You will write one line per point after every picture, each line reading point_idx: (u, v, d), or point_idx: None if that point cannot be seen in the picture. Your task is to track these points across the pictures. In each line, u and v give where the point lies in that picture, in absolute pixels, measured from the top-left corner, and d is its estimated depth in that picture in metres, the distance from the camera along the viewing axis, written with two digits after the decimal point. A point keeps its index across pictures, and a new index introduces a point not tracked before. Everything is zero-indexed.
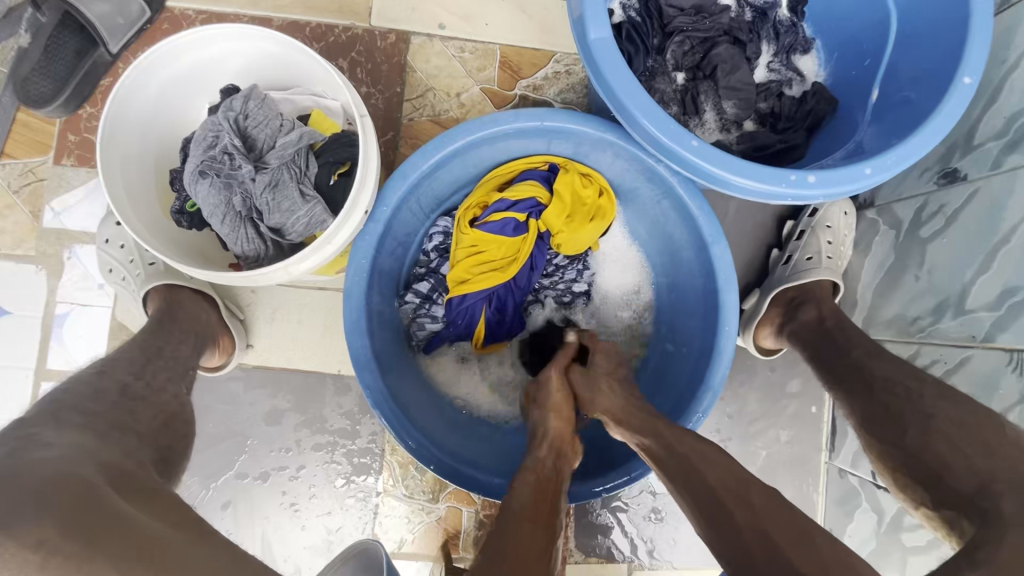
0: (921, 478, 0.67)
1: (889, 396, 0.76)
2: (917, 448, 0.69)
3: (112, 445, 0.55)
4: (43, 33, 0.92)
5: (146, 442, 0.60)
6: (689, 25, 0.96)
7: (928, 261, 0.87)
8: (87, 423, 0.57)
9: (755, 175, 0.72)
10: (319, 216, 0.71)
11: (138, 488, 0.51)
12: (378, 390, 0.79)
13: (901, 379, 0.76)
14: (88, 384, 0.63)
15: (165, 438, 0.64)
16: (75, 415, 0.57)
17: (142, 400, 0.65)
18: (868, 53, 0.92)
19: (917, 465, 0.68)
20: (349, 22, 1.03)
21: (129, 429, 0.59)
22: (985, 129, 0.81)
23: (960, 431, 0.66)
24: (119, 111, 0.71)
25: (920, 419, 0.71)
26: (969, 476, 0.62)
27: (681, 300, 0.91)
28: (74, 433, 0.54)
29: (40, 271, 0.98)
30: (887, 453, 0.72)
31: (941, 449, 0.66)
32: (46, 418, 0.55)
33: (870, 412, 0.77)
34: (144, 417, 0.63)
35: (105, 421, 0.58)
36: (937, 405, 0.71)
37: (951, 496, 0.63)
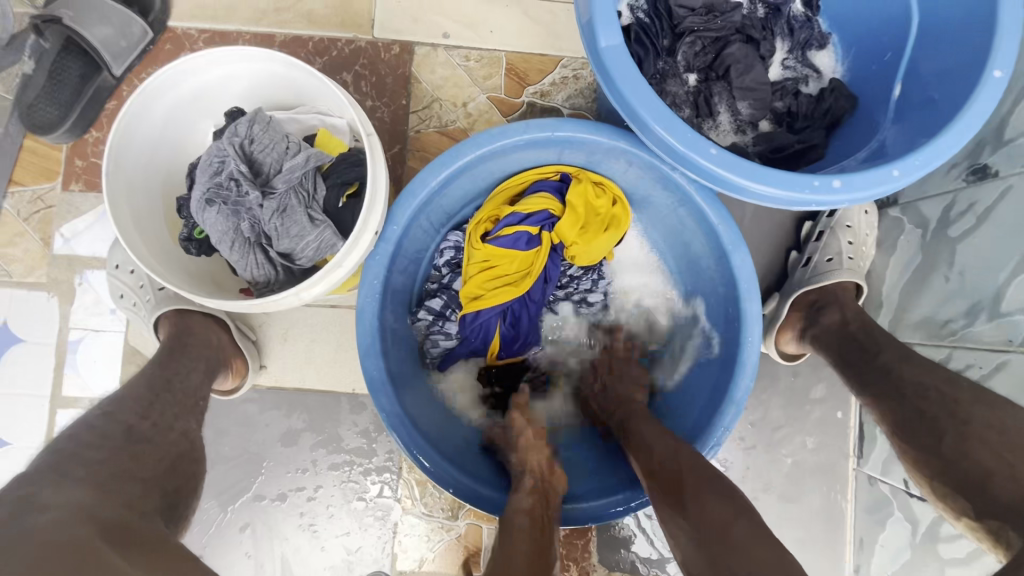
0: (960, 493, 0.64)
1: (923, 404, 0.72)
2: (956, 461, 0.66)
3: (115, 499, 0.54)
4: (46, 59, 0.92)
5: (150, 488, 0.59)
6: (701, 25, 0.93)
7: (959, 261, 0.84)
8: (87, 475, 0.55)
9: (777, 181, 0.70)
10: (329, 239, 0.69)
11: (138, 544, 0.50)
12: (395, 413, 0.78)
13: (933, 386, 0.73)
14: (92, 429, 0.62)
15: (171, 482, 0.63)
16: (76, 467, 0.56)
17: (147, 441, 0.64)
18: (888, 47, 0.89)
19: (956, 479, 0.65)
20: (352, 35, 1.01)
21: (130, 477, 0.58)
22: (1016, 123, 0.77)
23: (1002, 442, 0.63)
24: (124, 138, 0.70)
25: (957, 430, 0.68)
26: (1015, 484, 0.60)
27: (701, 309, 0.89)
28: (73, 488, 0.53)
29: (52, 298, 0.98)
30: (924, 466, 0.69)
31: (981, 462, 0.63)
32: (46, 473, 0.54)
33: (902, 423, 0.73)
34: (149, 462, 0.62)
35: (105, 472, 0.57)
36: (976, 409, 0.68)
37: (994, 511, 0.60)
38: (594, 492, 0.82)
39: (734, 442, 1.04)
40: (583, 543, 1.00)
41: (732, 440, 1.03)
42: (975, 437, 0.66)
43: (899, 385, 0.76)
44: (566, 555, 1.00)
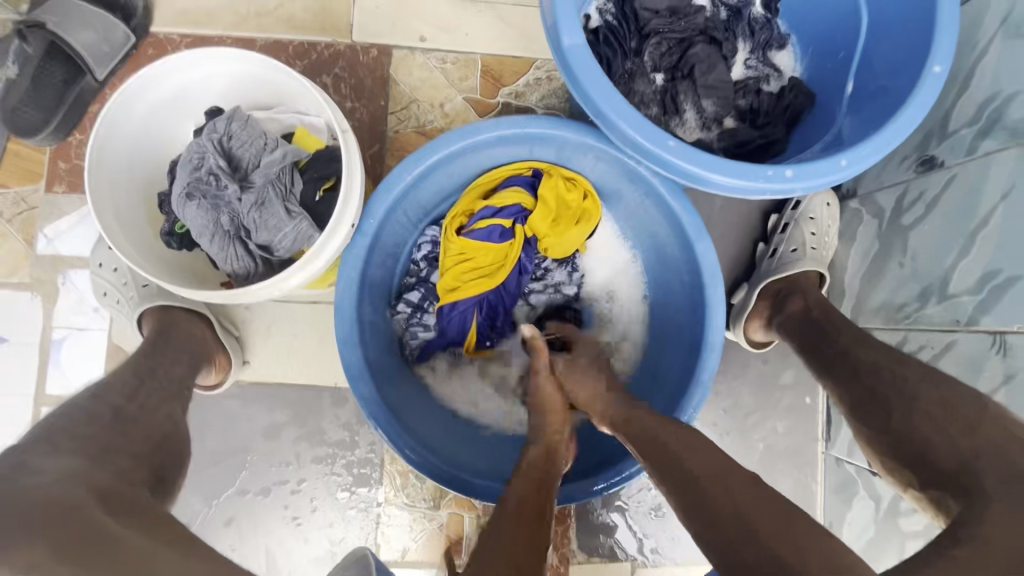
0: (907, 460, 0.68)
1: (874, 379, 0.76)
2: (904, 430, 0.69)
3: (108, 466, 0.58)
4: (31, 63, 0.94)
5: (140, 463, 0.62)
6: (665, 27, 0.98)
7: (911, 248, 0.88)
8: (78, 447, 0.59)
9: (734, 171, 0.74)
10: (306, 231, 0.72)
11: (132, 510, 0.54)
12: (373, 401, 0.81)
13: (883, 362, 0.77)
14: (82, 408, 0.65)
15: (158, 457, 0.66)
16: (67, 440, 0.59)
17: (135, 420, 0.68)
18: (841, 46, 0.94)
19: (906, 447, 0.68)
20: (331, 39, 1.04)
21: (121, 452, 0.61)
22: (958, 116, 0.82)
23: (942, 410, 0.67)
24: (106, 139, 0.72)
25: (905, 403, 0.71)
26: (950, 454, 0.63)
27: (669, 297, 0.92)
28: (66, 458, 0.56)
29: (35, 298, 0.99)
30: (877, 439, 0.73)
31: (923, 427, 0.67)
32: (41, 444, 0.58)
33: (857, 399, 0.77)
34: (136, 438, 0.65)
35: (96, 446, 0.60)
36: (922, 388, 0.71)
37: (935, 475, 0.64)
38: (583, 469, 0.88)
39: (709, 429, 1.08)
40: (562, 530, 1.03)
41: (707, 426, 1.07)
42: (919, 412, 0.69)
43: (854, 362, 0.80)
44: None
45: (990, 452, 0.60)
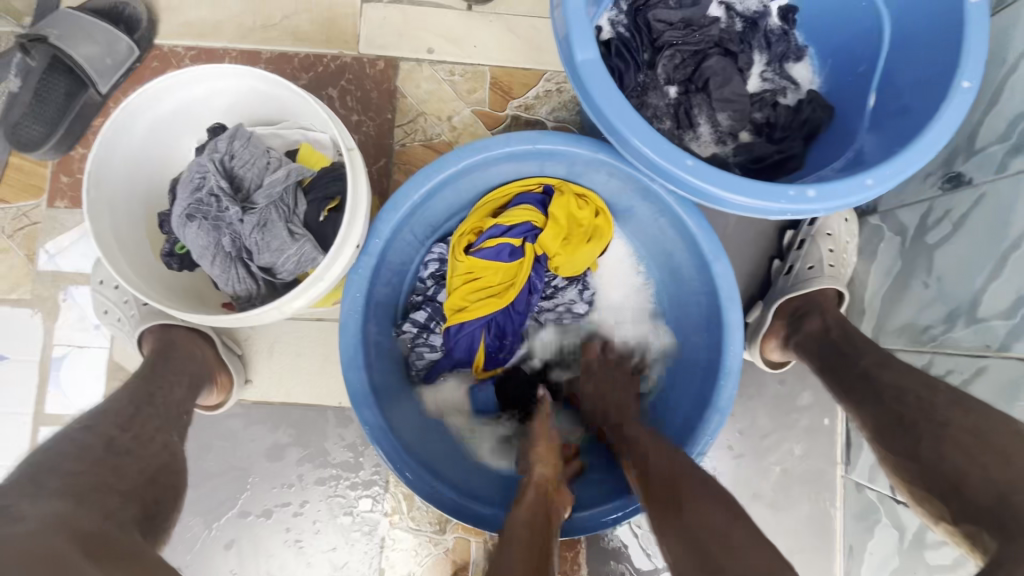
0: (938, 492, 0.63)
1: (900, 405, 0.72)
2: (934, 462, 0.65)
3: (96, 506, 0.55)
4: (32, 77, 0.93)
5: (130, 499, 0.59)
6: (679, 39, 0.95)
7: (937, 268, 0.85)
8: (63, 486, 0.55)
9: (753, 192, 0.70)
10: (310, 253, 0.69)
11: (117, 555, 0.50)
12: (378, 425, 0.78)
13: (912, 389, 0.73)
14: (72, 441, 0.62)
15: (151, 492, 0.62)
16: (53, 478, 0.56)
17: (127, 454, 0.64)
18: (862, 59, 0.91)
19: (937, 476, 0.64)
20: (337, 51, 1.03)
21: (109, 490, 0.58)
22: (987, 133, 0.79)
23: (975, 440, 0.63)
24: (105, 157, 0.70)
25: (933, 429, 0.67)
26: (986, 488, 0.59)
27: (684, 316, 0.89)
28: (48, 501, 0.53)
29: (35, 315, 0.97)
30: (903, 466, 0.69)
31: (954, 456, 0.63)
32: (23, 484, 0.54)
33: (881, 425, 0.73)
34: (128, 473, 0.62)
35: (82, 484, 0.56)
36: (953, 416, 0.67)
37: (970, 508, 0.60)
38: (599, 495, 0.82)
39: (723, 451, 1.04)
40: (572, 556, 1.00)
41: (721, 449, 1.04)
42: (949, 439, 0.65)
43: (875, 385, 0.76)
44: (554, 568, 1.00)
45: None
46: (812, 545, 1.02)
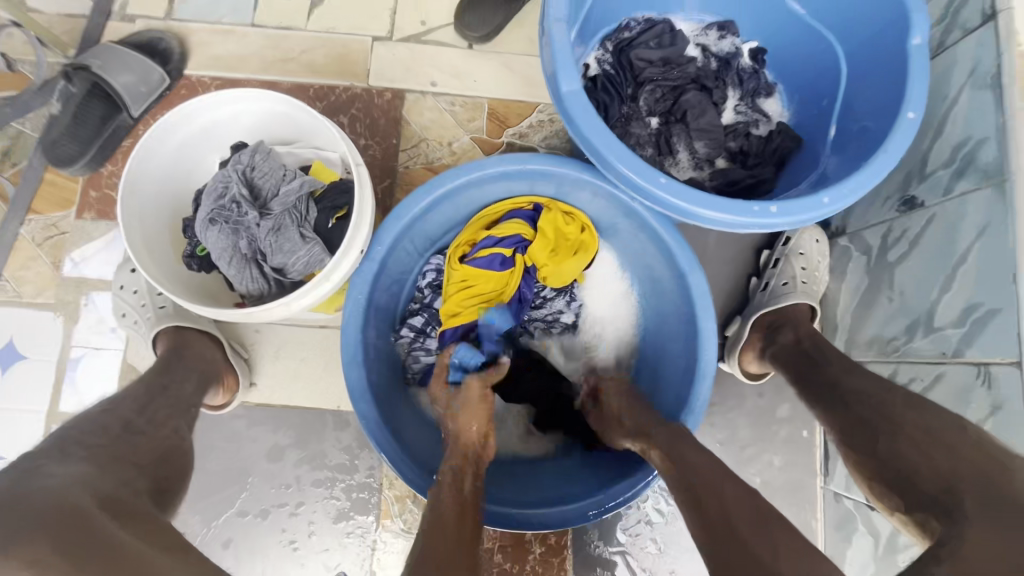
0: (887, 482, 0.67)
1: (865, 408, 0.76)
2: (888, 455, 0.69)
3: (113, 475, 0.61)
4: (72, 102, 1.03)
5: (144, 474, 0.65)
6: (659, 75, 1.05)
7: (898, 283, 0.92)
8: (88, 455, 0.62)
9: (721, 207, 0.78)
10: (318, 255, 0.76)
11: (134, 518, 0.56)
12: (373, 419, 0.82)
13: (873, 392, 0.77)
14: (91, 421, 0.68)
15: (163, 470, 0.69)
16: (78, 449, 0.63)
17: (143, 434, 0.71)
18: (824, 94, 1.01)
19: (890, 471, 0.67)
20: (349, 83, 1.13)
21: (127, 461, 0.64)
22: (936, 159, 0.86)
23: (926, 437, 0.66)
24: (139, 167, 0.78)
25: (890, 430, 0.71)
26: (932, 477, 0.62)
27: (664, 326, 0.96)
28: (74, 464, 0.59)
29: (57, 318, 1.04)
30: (862, 461, 0.72)
31: (907, 452, 0.67)
32: (53, 452, 0.61)
33: (847, 426, 0.77)
34: (144, 452, 0.68)
35: (104, 455, 0.63)
36: (906, 414, 0.71)
37: (918, 500, 0.62)
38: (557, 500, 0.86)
39: None
40: (558, 561, 1.02)
41: None
42: (903, 436, 0.69)
43: (841, 392, 0.81)
44: (542, 574, 1.02)
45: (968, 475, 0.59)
46: None
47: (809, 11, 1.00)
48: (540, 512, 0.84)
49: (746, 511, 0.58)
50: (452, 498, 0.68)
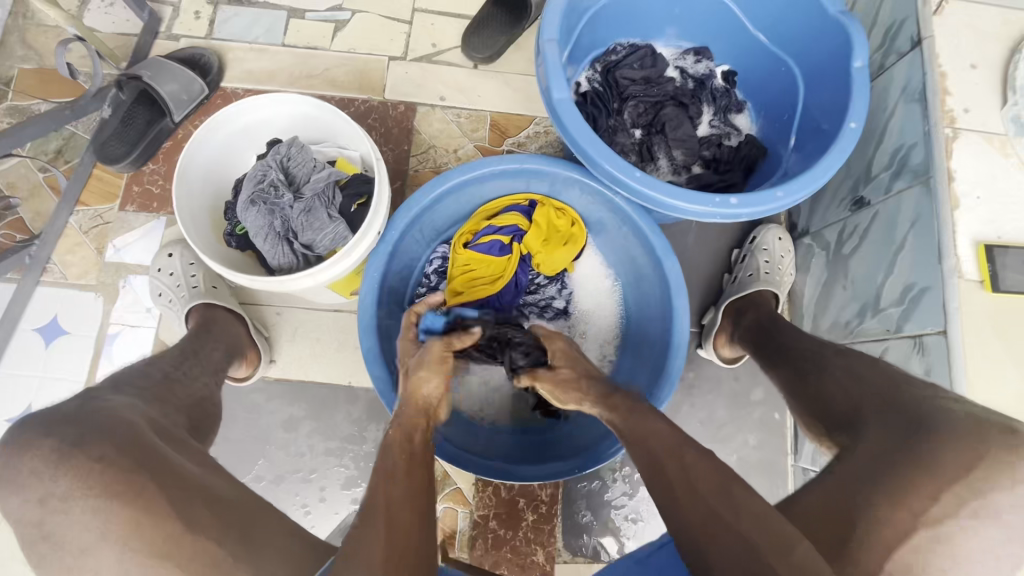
0: (827, 426, 0.77)
1: (800, 361, 0.88)
2: (813, 392, 0.81)
3: (157, 409, 0.76)
4: (122, 108, 1.17)
5: (181, 411, 0.80)
6: (641, 92, 1.19)
7: (851, 273, 1.04)
8: (137, 392, 0.77)
9: (690, 199, 0.91)
10: (342, 233, 0.88)
11: (175, 440, 0.72)
12: (385, 380, 0.93)
13: (805, 344, 0.90)
14: (137, 370, 0.83)
15: (195, 412, 0.83)
16: (128, 388, 0.77)
17: (178, 383, 0.85)
18: (786, 110, 1.15)
19: (817, 407, 0.80)
20: (367, 96, 1.27)
21: (169, 401, 0.79)
22: (879, 163, 0.99)
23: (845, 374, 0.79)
24: (190, 156, 0.90)
25: (817, 373, 0.83)
26: (845, 401, 0.76)
27: (645, 309, 1.07)
28: (126, 397, 0.75)
29: (98, 298, 1.15)
30: (801, 405, 0.83)
31: (829, 387, 0.79)
32: (108, 387, 0.76)
33: (787, 378, 0.89)
34: (179, 397, 0.82)
35: (150, 394, 0.78)
36: (834, 360, 0.82)
37: (834, 419, 0.76)
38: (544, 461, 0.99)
39: None
40: (549, 529, 1.10)
41: None
42: (828, 376, 0.81)
43: (784, 346, 0.93)
44: (534, 539, 1.10)
45: (871, 404, 0.73)
46: None
47: (771, 39, 1.14)
48: (529, 469, 0.98)
49: (709, 481, 0.62)
50: (401, 455, 0.71)
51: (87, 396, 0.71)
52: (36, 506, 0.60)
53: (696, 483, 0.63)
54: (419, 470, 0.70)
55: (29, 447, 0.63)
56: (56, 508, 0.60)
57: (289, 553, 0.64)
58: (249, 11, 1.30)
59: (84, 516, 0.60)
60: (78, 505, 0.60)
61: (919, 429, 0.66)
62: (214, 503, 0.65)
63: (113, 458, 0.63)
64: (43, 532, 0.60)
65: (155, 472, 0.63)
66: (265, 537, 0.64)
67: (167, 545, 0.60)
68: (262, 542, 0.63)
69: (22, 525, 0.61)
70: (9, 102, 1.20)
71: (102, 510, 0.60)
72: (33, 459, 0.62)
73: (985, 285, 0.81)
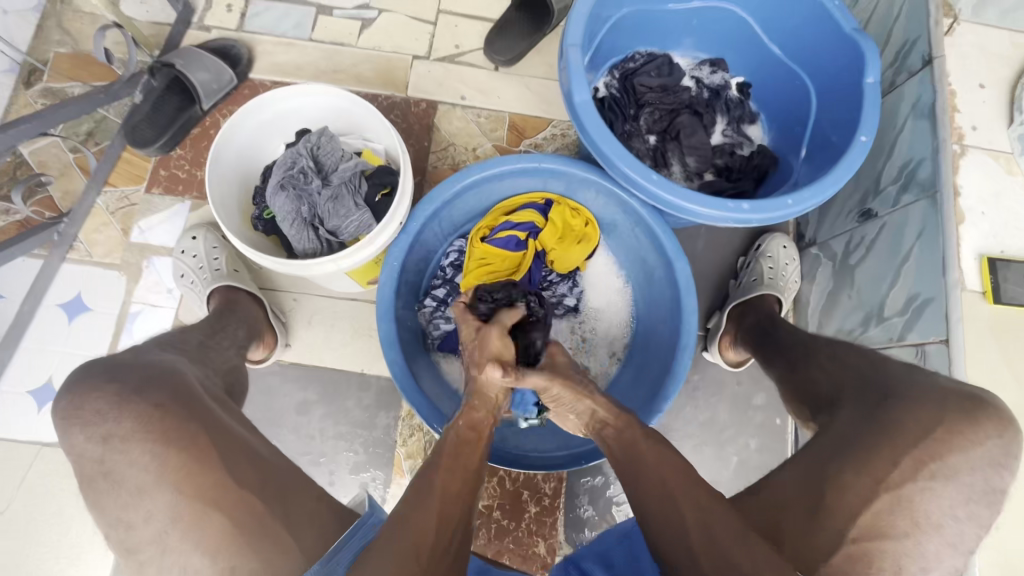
0: (811, 410, 0.83)
1: (792, 350, 0.92)
2: (800, 378, 0.86)
3: (197, 367, 0.80)
4: (153, 94, 1.20)
5: (217, 372, 0.84)
6: (657, 100, 1.22)
7: (857, 283, 1.06)
8: (177, 351, 0.81)
9: (703, 202, 0.94)
10: (367, 221, 0.92)
11: (219, 399, 0.75)
12: (400, 367, 0.96)
13: (800, 336, 0.94)
14: (171, 334, 0.87)
15: (229, 378, 0.87)
16: (168, 348, 0.81)
17: (207, 348, 0.89)
18: (798, 123, 1.18)
19: (811, 399, 0.83)
20: (390, 92, 1.31)
21: (208, 364, 0.84)
22: (887, 177, 1.02)
23: (831, 360, 0.83)
24: (224, 142, 0.94)
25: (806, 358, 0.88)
26: (827, 381, 0.81)
27: (654, 309, 1.10)
28: (171, 354, 0.79)
29: (121, 277, 1.18)
30: (791, 391, 0.88)
31: (816, 374, 0.84)
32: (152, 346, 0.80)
33: (780, 369, 0.93)
34: (215, 364, 0.86)
35: (188, 355, 0.82)
36: (822, 347, 0.87)
37: (817, 399, 0.82)
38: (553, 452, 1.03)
39: (687, 439, 1.20)
40: (551, 521, 1.13)
41: (685, 437, 1.20)
42: (816, 363, 0.85)
43: (779, 341, 0.98)
44: (536, 531, 1.12)
45: (852, 386, 0.77)
46: None
47: (785, 53, 1.18)
48: (534, 458, 1.02)
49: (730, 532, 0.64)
50: (455, 437, 0.76)
51: (140, 349, 0.76)
52: (98, 444, 0.64)
53: (716, 532, 0.64)
54: (478, 462, 0.75)
55: (92, 391, 0.66)
56: (118, 447, 0.63)
57: (319, 519, 0.69)
58: (280, 5, 1.34)
59: (143, 458, 0.63)
60: (139, 447, 0.63)
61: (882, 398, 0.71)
62: (255, 461, 0.69)
63: (173, 407, 0.67)
64: (103, 469, 0.63)
65: (207, 424, 0.68)
66: (298, 503, 0.69)
67: (215, 495, 0.64)
68: (294, 501, 0.69)
69: (82, 463, 0.64)
70: (43, 82, 1.23)
71: (160, 455, 0.63)
72: (98, 400, 0.65)
73: (987, 297, 0.85)
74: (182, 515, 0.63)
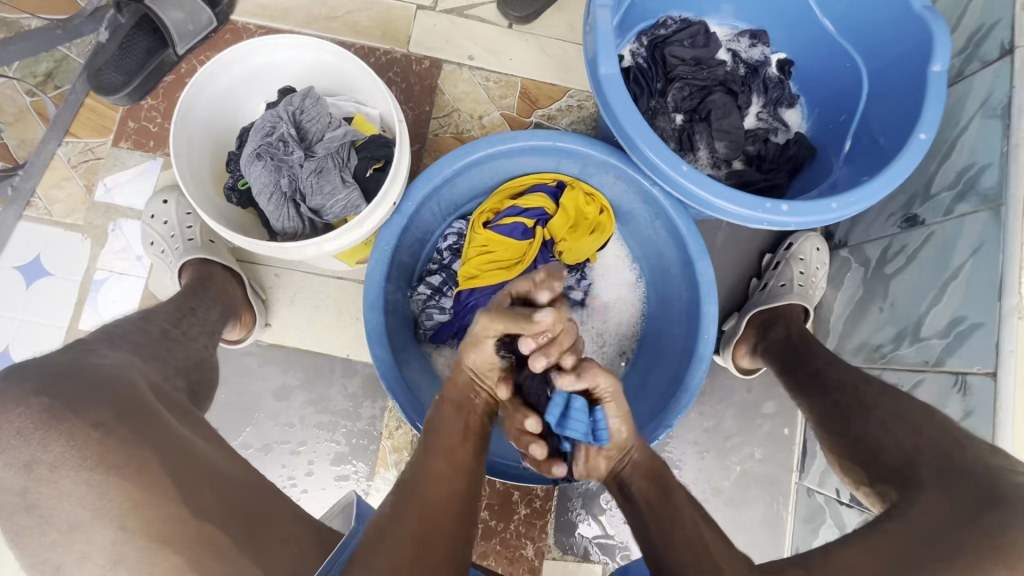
0: (856, 458, 0.74)
1: (839, 395, 0.82)
2: (857, 433, 0.75)
3: (156, 368, 0.70)
4: (120, 32, 1.04)
5: (180, 373, 0.75)
6: (689, 74, 1.08)
7: (891, 295, 0.97)
8: (133, 348, 0.71)
9: (735, 199, 0.83)
10: (355, 201, 0.82)
11: (179, 409, 0.66)
12: (387, 363, 0.87)
13: (851, 381, 0.82)
14: (136, 323, 0.78)
15: (195, 375, 0.78)
16: (123, 342, 0.72)
17: (176, 341, 0.79)
18: (843, 110, 1.06)
19: (858, 447, 0.74)
20: (389, 47, 1.16)
21: (166, 361, 0.74)
22: (940, 181, 0.92)
23: (894, 420, 0.73)
24: (192, 98, 0.81)
25: (862, 412, 0.77)
26: (895, 452, 0.69)
27: (667, 310, 1.02)
28: (125, 352, 0.69)
29: (84, 240, 1.07)
30: (834, 439, 0.78)
31: (876, 429, 0.73)
32: (102, 340, 0.71)
33: (824, 409, 0.83)
34: (178, 355, 0.78)
35: (146, 351, 0.73)
36: (880, 400, 0.77)
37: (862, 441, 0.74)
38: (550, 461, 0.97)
39: (689, 447, 1.14)
40: (541, 524, 1.07)
41: (687, 445, 1.13)
42: (874, 419, 0.75)
43: (813, 368, 0.89)
44: (524, 534, 1.07)
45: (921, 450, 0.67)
46: (762, 544, 1.11)
47: (839, 29, 1.04)
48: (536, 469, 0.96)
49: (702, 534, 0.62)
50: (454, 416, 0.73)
51: (81, 351, 0.66)
52: (20, 473, 0.54)
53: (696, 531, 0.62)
54: (470, 441, 0.71)
55: (15, 407, 0.56)
56: (44, 477, 0.54)
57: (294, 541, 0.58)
58: None
59: (76, 488, 0.53)
60: (70, 476, 0.53)
61: (985, 498, 0.58)
62: (219, 484, 0.58)
63: (114, 425, 0.57)
64: (27, 502, 0.53)
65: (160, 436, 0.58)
66: (271, 529, 0.57)
67: (165, 527, 0.53)
68: (265, 529, 0.57)
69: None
70: None
71: (98, 484, 0.53)
72: (22, 418, 0.56)
73: None
74: (125, 555, 0.52)
